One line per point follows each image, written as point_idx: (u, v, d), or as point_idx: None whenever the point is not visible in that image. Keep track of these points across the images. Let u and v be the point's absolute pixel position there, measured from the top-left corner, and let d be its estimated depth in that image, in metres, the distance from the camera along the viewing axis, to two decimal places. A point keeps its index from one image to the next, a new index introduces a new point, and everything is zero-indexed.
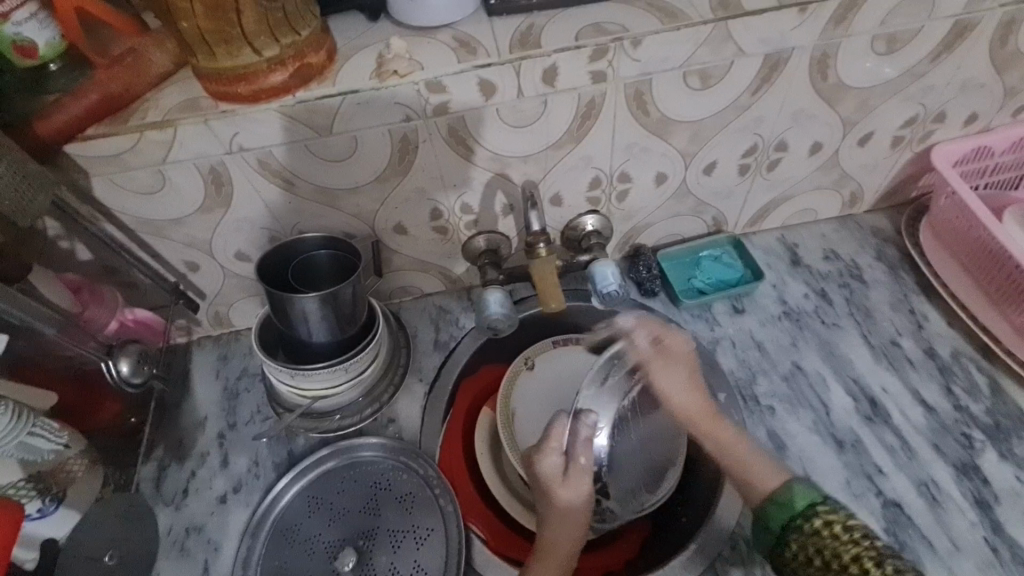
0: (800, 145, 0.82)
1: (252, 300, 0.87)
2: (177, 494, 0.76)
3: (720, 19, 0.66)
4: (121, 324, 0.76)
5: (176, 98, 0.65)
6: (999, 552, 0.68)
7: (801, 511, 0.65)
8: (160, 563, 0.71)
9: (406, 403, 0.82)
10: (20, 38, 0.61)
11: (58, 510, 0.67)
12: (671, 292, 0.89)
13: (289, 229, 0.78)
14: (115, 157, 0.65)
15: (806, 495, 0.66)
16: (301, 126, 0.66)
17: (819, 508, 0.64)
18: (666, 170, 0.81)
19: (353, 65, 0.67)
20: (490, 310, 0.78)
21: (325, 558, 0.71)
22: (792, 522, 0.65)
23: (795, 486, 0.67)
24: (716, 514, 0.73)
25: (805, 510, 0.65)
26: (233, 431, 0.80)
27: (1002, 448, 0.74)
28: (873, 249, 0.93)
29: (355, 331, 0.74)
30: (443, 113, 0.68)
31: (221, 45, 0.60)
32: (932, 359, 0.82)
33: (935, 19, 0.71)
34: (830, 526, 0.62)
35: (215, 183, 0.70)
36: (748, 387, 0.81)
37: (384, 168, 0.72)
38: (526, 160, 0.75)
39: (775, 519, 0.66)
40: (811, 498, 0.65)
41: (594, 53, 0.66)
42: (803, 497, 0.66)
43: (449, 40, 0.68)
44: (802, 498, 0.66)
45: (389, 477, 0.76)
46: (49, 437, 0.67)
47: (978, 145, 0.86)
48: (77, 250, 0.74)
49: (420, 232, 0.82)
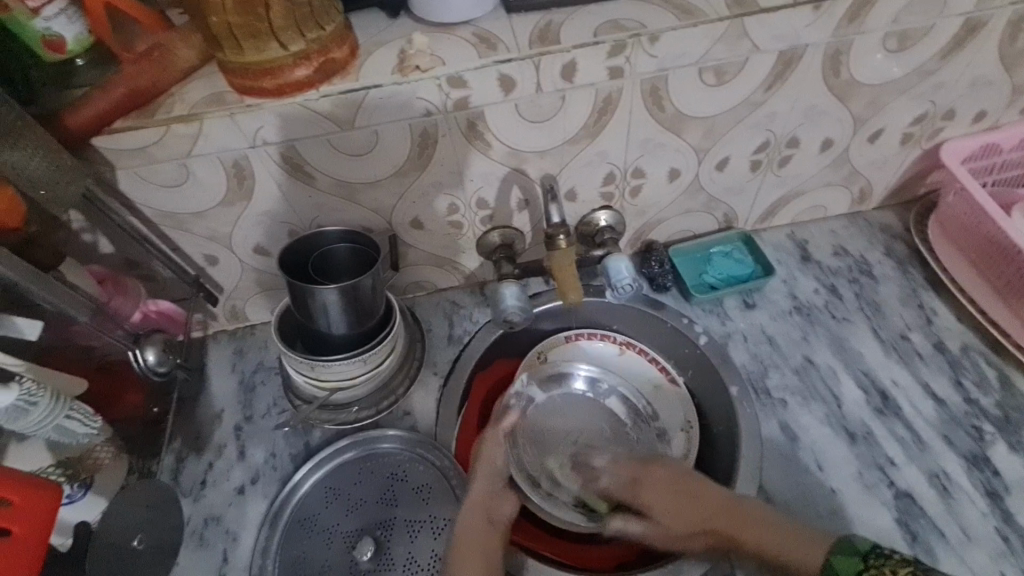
0: (812, 141, 0.83)
1: (270, 293, 0.88)
2: (196, 485, 0.77)
3: (736, 16, 0.68)
4: (144, 315, 0.78)
5: (202, 93, 0.67)
6: (1011, 542, 0.69)
7: None
8: (181, 553, 0.72)
9: (421, 396, 0.83)
10: (50, 33, 0.62)
11: (87, 495, 0.69)
12: (683, 287, 0.90)
13: (308, 223, 0.79)
14: (143, 149, 0.66)
15: (849, 561, 0.58)
16: (323, 120, 0.67)
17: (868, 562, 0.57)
18: (680, 166, 0.82)
19: (376, 61, 0.68)
20: (507, 304, 0.79)
21: (344, 547, 0.72)
22: None
23: (837, 559, 0.59)
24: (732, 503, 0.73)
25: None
26: (251, 423, 0.81)
27: (1012, 440, 0.75)
28: (883, 245, 0.94)
29: (373, 323, 0.75)
30: (464, 107, 0.69)
31: (249, 39, 0.61)
32: (942, 353, 0.83)
33: (946, 17, 0.72)
34: None
35: (237, 177, 0.71)
36: (760, 380, 0.82)
37: (404, 163, 0.73)
38: (543, 156, 0.77)
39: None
40: (858, 565, 0.57)
41: (613, 48, 0.67)
42: (847, 568, 0.57)
43: (470, 36, 0.69)
44: (848, 567, 0.57)
45: (405, 468, 0.77)
46: (84, 421, 0.68)
47: (986, 142, 0.87)
48: (100, 242, 0.75)
49: (435, 226, 0.83)
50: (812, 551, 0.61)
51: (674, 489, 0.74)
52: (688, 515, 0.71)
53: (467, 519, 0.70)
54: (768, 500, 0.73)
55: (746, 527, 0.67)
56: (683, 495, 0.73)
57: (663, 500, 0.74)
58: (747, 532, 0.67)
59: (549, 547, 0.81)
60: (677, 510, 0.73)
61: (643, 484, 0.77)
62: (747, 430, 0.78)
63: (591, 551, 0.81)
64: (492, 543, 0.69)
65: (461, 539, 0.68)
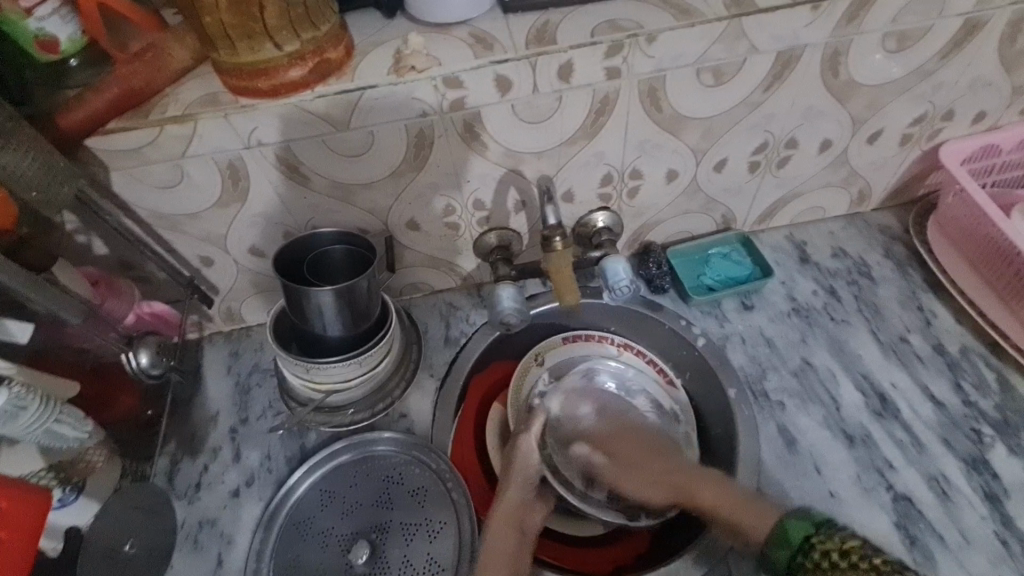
0: (811, 142, 0.83)
1: (265, 294, 0.87)
2: (190, 488, 0.76)
3: (734, 16, 0.67)
4: (138, 317, 0.77)
5: (197, 94, 0.66)
6: (1010, 546, 0.68)
7: (799, 543, 0.63)
8: (174, 556, 0.71)
9: (417, 398, 0.82)
10: (43, 33, 0.62)
11: (80, 499, 0.69)
12: (681, 289, 0.90)
13: (303, 224, 0.79)
14: (136, 151, 0.66)
15: (801, 526, 0.64)
16: (318, 121, 0.67)
17: (814, 539, 0.62)
18: (678, 167, 0.81)
19: (371, 61, 0.67)
20: (503, 306, 0.79)
21: (338, 550, 0.71)
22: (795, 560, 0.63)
23: (790, 520, 0.65)
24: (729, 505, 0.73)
25: (803, 542, 0.63)
26: (246, 426, 0.81)
27: (1012, 443, 0.75)
28: (881, 247, 0.93)
29: (369, 324, 0.74)
30: (460, 108, 0.69)
31: (244, 40, 0.61)
32: (941, 355, 0.82)
33: (946, 17, 0.72)
34: (828, 556, 0.60)
35: (232, 178, 0.71)
36: (758, 383, 0.82)
37: (399, 163, 0.73)
38: (540, 157, 0.76)
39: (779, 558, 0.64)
40: (808, 530, 0.63)
41: (610, 49, 0.67)
42: (798, 531, 0.64)
43: (466, 36, 0.69)
44: (799, 530, 0.64)
45: (401, 471, 0.77)
46: (74, 425, 0.68)
47: (986, 143, 0.86)
48: (93, 244, 0.75)
49: (432, 227, 0.82)
50: (760, 519, 0.67)
51: (644, 446, 0.82)
52: (647, 473, 0.79)
53: (500, 531, 0.71)
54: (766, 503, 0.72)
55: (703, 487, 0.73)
56: (642, 453, 0.82)
57: (628, 452, 0.82)
58: (707, 493, 0.72)
59: (548, 550, 0.80)
60: (642, 464, 0.80)
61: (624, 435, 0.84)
62: (745, 432, 0.78)
63: (589, 554, 0.80)
64: (522, 551, 0.71)
65: (492, 547, 0.70)
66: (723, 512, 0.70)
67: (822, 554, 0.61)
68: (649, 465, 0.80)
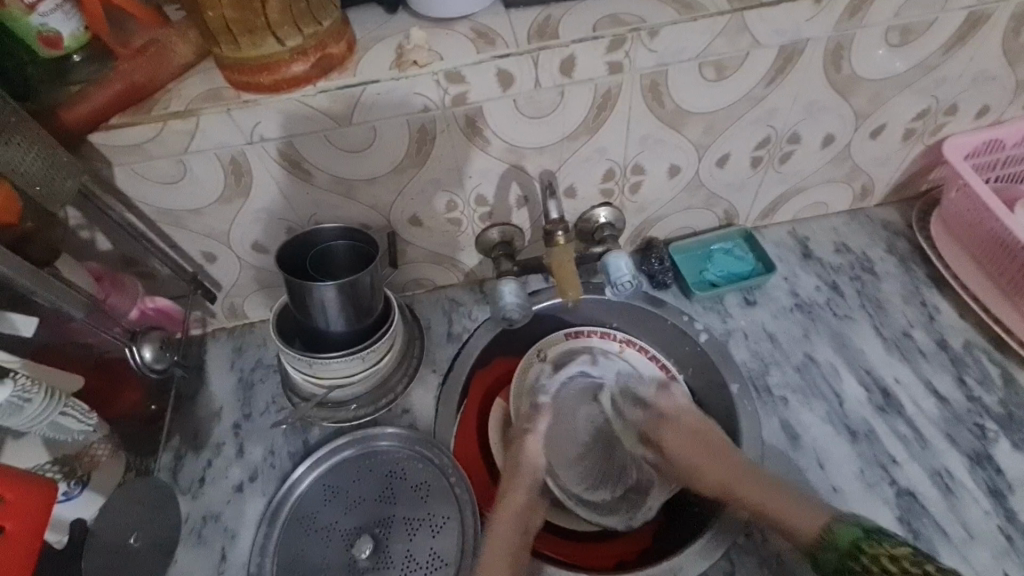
0: (813, 137, 0.82)
1: (268, 290, 0.87)
2: (193, 483, 0.76)
3: (736, 10, 0.67)
4: (142, 312, 0.77)
5: (199, 88, 0.67)
6: (1014, 540, 0.68)
7: (849, 546, 0.61)
8: (178, 550, 0.71)
9: (420, 393, 0.82)
10: (46, 28, 0.61)
11: (84, 493, 0.69)
12: (683, 284, 0.90)
13: (306, 220, 0.79)
14: (139, 146, 0.66)
15: (848, 530, 0.62)
16: (321, 116, 0.67)
17: (864, 543, 0.61)
18: (680, 162, 0.81)
19: (373, 56, 0.67)
20: (505, 301, 0.79)
21: (342, 545, 0.71)
22: (844, 563, 0.61)
23: (837, 524, 0.63)
24: None
25: (852, 546, 0.61)
26: (249, 421, 0.81)
27: (1015, 438, 0.75)
28: (885, 242, 0.93)
29: (371, 321, 0.75)
30: (461, 103, 0.69)
31: (245, 35, 0.61)
32: (944, 351, 0.82)
33: (949, 11, 0.72)
34: (878, 560, 0.59)
35: (235, 173, 0.71)
36: (761, 378, 0.82)
37: (402, 159, 0.73)
38: (542, 152, 0.76)
39: (828, 562, 0.62)
40: (857, 535, 0.61)
41: (611, 44, 0.67)
42: (845, 535, 0.62)
43: (467, 31, 0.69)
44: (847, 533, 0.62)
45: (403, 466, 0.77)
46: (80, 419, 0.69)
47: (991, 138, 0.86)
48: (97, 240, 0.75)
49: (435, 223, 0.82)
50: (810, 520, 0.65)
51: (698, 436, 0.77)
52: (702, 462, 0.75)
53: (503, 525, 0.71)
54: None
55: (746, 484, 0.70)
56: (700, 449, 0.76)
57: (677, 436, 0.78)
58: (746, 487, 0.70)
59: (557, 548, 0.80)
60: (695, 453, 0.76)
61: (667, 423, 0.80)
62: (747, 428, 0.78)
63: (597, 548, 0.80)
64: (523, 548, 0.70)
65: (495, 541, 0.69)
66: (765, 509, 0.68)
67: (873, 559, 0.60)
68: (706, 459, 0.74)
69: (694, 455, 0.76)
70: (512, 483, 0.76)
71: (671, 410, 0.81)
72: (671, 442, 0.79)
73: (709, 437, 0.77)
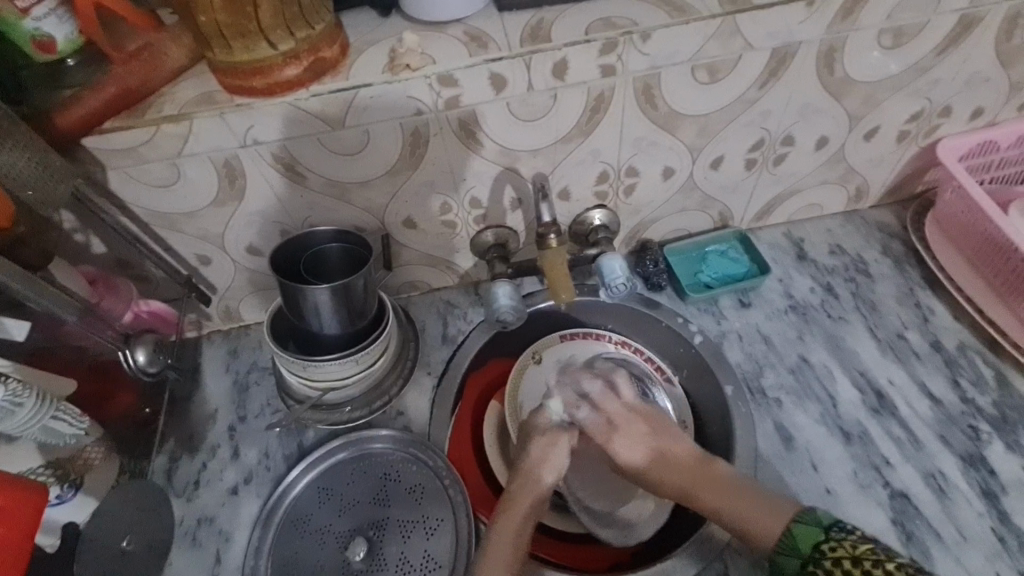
0: (807, 139, 0.82)
1: (263, 293, 0.87)
2: (188, 485, 0.77)
3: (728, 13, 0.67)
4: (136, 315, 0.77)
5: (193, 92, 0.67)
6: (1007, 542, 0.68)
7: (810, 550, 0.60)
8: (173, 553, 0.72)
9: (415, 396, 0.83)
10: (40, 33, 0.62)
11: (77, 496, 0.69)
12: (678, 286, 0.90)
13: (301, 223, 0.79)
14: (133, 149, 0.66)
15: (810, 533, 0.60)
16: (314, 119, 0.67)
17: (825, 547, 0.59)
18: (674, 164, 0.81)
19: (366, 59, 0.68)
20: (500, 303, 0.79)
21: (336, 547, 0.72)
22: (805, 568, 0.60)
23: (799, 525, 0.61)
24: None
25: (813, 550, 0.60)
26: (244, 424, 0.81)
27: (1009, 440, 0.75)
28: (879, 244, 0.93)
29: (365, 323, 0.75)
30: (454, 106, 0.69)
31: (238, 39, 0.61)
32: (938, 352, 0.82)
33: (941, 13, 0.72)
34: (839, 564, 0.57)
35: (229, 177, 0.71)
36: (755, 379, 0.82)
37: (395, 161, 0.73)
38: (535, 154, 0.76)
39: (789, 565, 0.61)
40: (818, 536, 0.60)
41: (604, 47, 0.67)
42: (805, 537, 0.60)
43: (461, 34, 0.69)
44: (807, 536, 0.60)
45: (398, 468, 0.77)
46: (72, 422, 0.69)
47: (985, 139, 0.86)
48: (92, 243, 0.75)
49: (429, 225, 0.82)
50: (769, 522, 0.63)
51: (653, 437, 0.74)
52: (657, 465, 0.72)
53: (505, 524, 0.67)
54: None
55: (707, 490, 0.68)
56: (655, 453, 0.73)
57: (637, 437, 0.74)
58: (706, 496, 0.68)
59: (550, 549, 0.80)
60: (647, 458, 0.73)
61: (617, 429, 0.75)
62: (741, 430, 0.78)
63: (591, 551, 0.80)
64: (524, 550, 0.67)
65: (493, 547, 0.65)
66: (722, 516, 0.66)
67: (834, 560, 0.58)
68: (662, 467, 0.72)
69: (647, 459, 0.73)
70: (522, 483, 0.71)
71: (620, 415, 0.76)
72: (626, 453, 0.73)
73: (665, 440, 0.74)
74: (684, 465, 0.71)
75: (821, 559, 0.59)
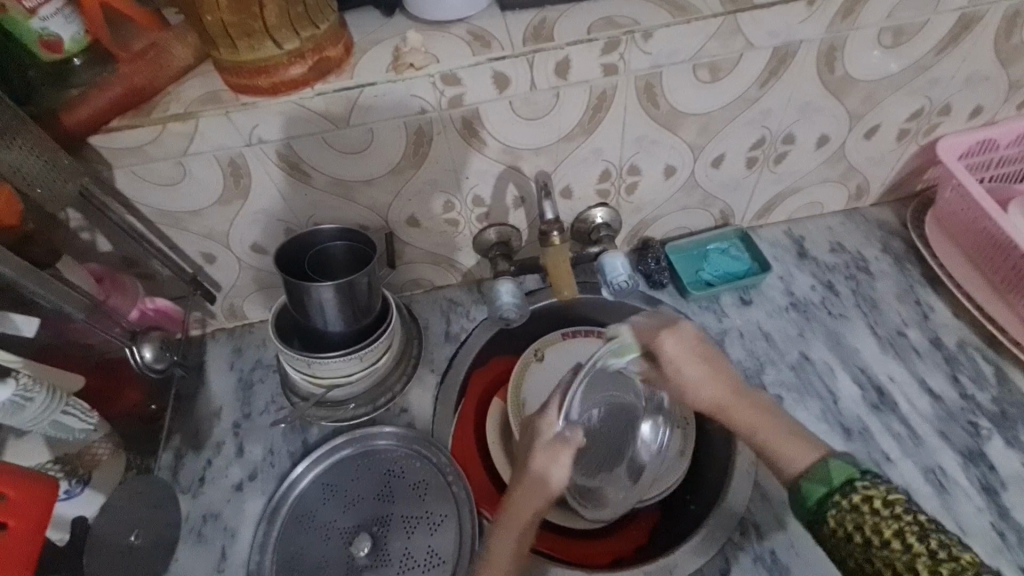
0: (808, 137, 0.83)
1: (267, 291, 0.88)
2: (194, 482, 0.77)
3: (729, 12, 0.68)
4: (142, 312, 0.78)
5: (198, 91, 0.67)
6: (1006, 537, 0.69)
7: (840, 484, 0.58)
8: (179, 548, 0.72)
9: (418, 393, 0.83)
10: (47, 33, 0.62)
11: (86, 491, 0.69)
12: (679, 284, 0.90)
13: (305, 221, 0.79)
14: (139, 148, 0.67)
15: (845, 469, 0.59)
16: (319, 119, 0.68)
17: (858, 483, 0.57)
18: (675, 163, 0.82)
19: (370, 59, 0.68)
20: (502, 301, 0.79)
21: (340, 543, 0.72)
22: (831, 498, 0.58)
23: (835, 460, 0.60)
24: (734, 486, 0.74)
25: (846, 483, 0.58)
26: (249, 421, 0.82)
27: (1008, 436, 0.75)
28: (879, 242, 0.94)
29: (369, 320, 0.75)
30: (458, 105, 0.69)
31: (243, 39, 0.62)
32: (938, 349, 0.83)
33: (941, 12, 0.72)
34: (870, 501, 0.55)
35: (234, 175, 0.72)
36: (756, 376, 0.82)
37: (399, 160, 0.74)
38: (538, 152, 0.77)
39: (813, 492, 0.59)
40: (853, 472, 0.58)
41: (606, 46, 0.67)
42: (841, 472, 0.59)
43: (464, 34, 0.69)
44: (842, 472, 0.59)
45: (402, 464, 0.77)
46: (81, 416, 0.69)
47: (985, 138, 0.87)
48: (98, 241, 0.76)
49: (432, 224, 0.83)
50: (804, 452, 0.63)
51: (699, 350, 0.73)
52: (699, 379, 0.73)
53: (504, 538, 0.66)
54: (764, 496, 0.73)
55: (744, 406, 0.71)
56: (703, 366, 0.73)
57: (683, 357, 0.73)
58: (743, 415, 0.70)
59: (547, 543, 0.80)
60: (694, 368, 0.73)
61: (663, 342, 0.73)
62: None
63: (589, 546, 0.80)
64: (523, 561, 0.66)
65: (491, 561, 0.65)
66: (761, 435, 0.68)
67: (863, 498, 0.56)
68: (707, 383, 0.73)
69: (694, 375, 0.73)
70: (523, 493, 0.69)
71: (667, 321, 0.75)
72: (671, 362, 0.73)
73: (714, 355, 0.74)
74: (726, 387, 0.72)
75: (851, 492, 0.57)
